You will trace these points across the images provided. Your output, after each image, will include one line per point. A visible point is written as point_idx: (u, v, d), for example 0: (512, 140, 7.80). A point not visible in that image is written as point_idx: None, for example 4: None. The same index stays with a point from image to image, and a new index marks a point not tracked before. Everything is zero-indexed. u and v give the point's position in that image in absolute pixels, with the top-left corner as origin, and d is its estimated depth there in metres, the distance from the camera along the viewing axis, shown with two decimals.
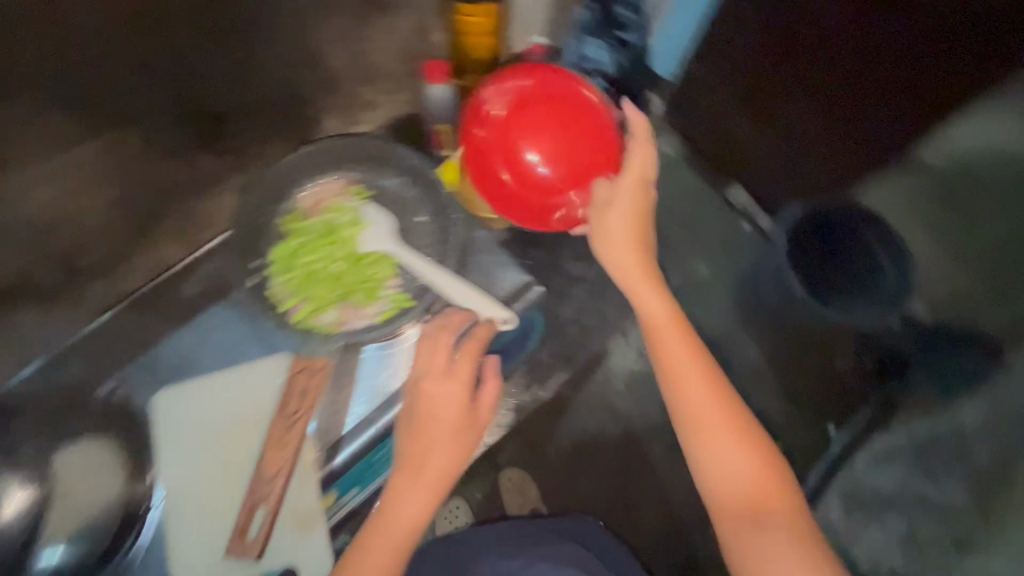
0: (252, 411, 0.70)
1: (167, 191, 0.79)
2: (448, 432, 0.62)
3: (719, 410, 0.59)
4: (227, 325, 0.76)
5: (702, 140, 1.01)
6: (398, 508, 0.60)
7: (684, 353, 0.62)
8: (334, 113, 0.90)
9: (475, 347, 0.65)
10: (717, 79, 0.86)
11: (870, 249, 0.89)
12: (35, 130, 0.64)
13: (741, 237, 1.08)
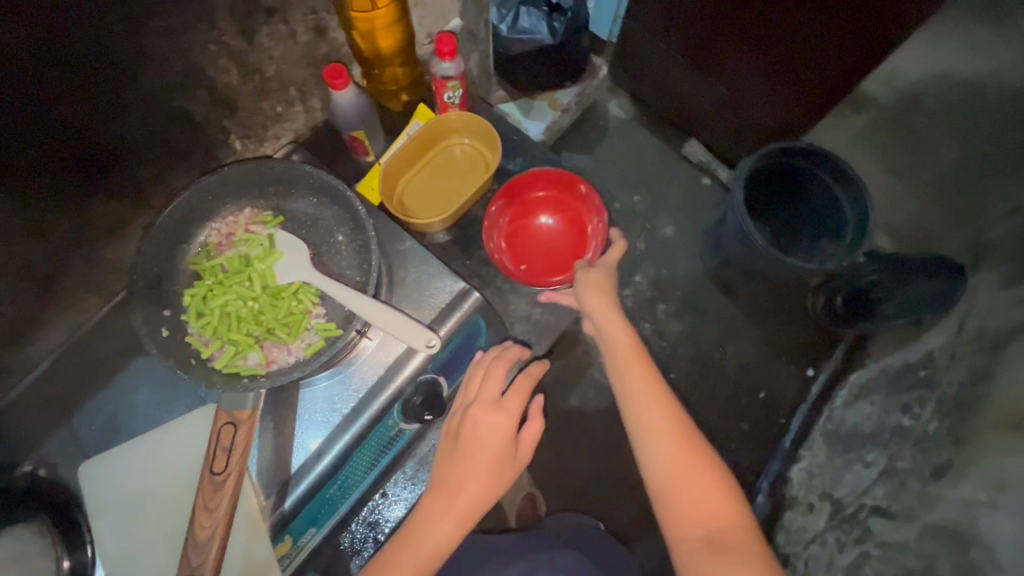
0: (182, 472, 0.64)
1: (75, 249, 0.72)
2: (487, 461, 0.67)
3: (677, 435, 0.64)
4: (151, 380, 0.72)
5: (655, 103, 1.20)
6: (432, 531, 0.64)
7: (643, 380, 0.69)
8: (240, 133, 0.85)
9: (527, 382, 0.71)
10: (666, 59, 1.06)
11: (838, 201, 0.99)
12: None
13: (705, 191, 1.22)
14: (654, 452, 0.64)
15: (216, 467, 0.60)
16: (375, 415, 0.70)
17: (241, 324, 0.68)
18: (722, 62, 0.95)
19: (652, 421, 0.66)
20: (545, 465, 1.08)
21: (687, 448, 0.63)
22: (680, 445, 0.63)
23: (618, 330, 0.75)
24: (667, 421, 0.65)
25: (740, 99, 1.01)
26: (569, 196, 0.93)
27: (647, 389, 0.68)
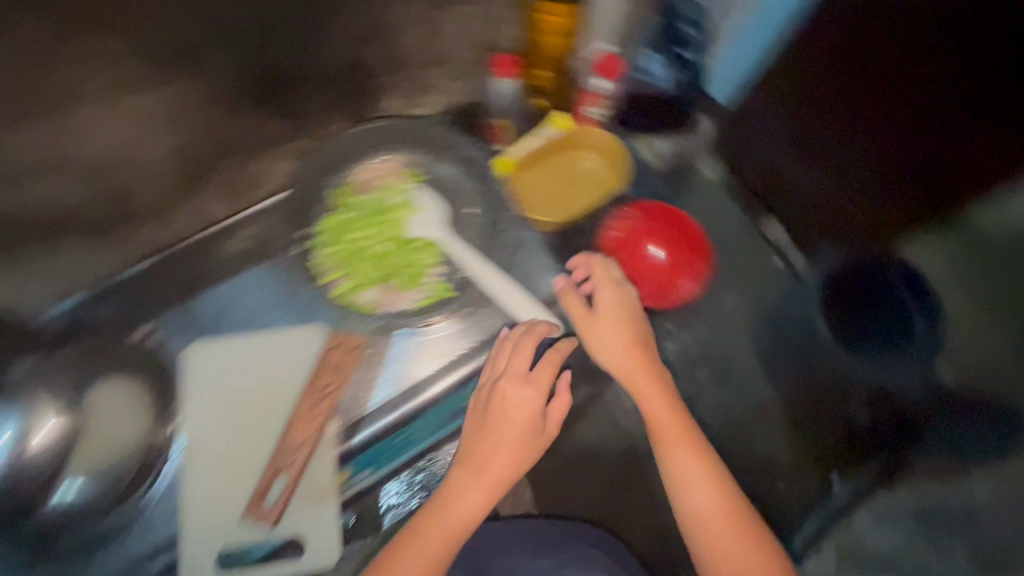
0: (279, 374, 0.70)
1: (224, 144, 0.78)
2: (514, 437, 0.62)
3: (706, 471, 0.62)
4: (263, 287, 0.76)
5: (742, 169, 0.90)
6: (462, 506, 0.60)
7: (675, 427, 0.65)
8: (396, 93, 0.87)
9: (555, 357, 0.66)
10: (728, 154, 0.91)
11: (903, 303, 0.73)
12: (98, 54, 0.63)
13: (767, 274, 0.91)
14: (683, 498, 0.62)
15: (322, 377, 0.69)
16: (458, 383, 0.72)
17: (366, 261, 0.72)
18: (822, 147, 0.75)
19: (680, 461, 0.63)
20: None
21: (712, 484, 0.61)
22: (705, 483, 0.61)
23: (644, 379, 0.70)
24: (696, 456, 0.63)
25: (784, 211, 0.88)
26: (685, 258, 0.87)
27: (673, 421, 0.66)
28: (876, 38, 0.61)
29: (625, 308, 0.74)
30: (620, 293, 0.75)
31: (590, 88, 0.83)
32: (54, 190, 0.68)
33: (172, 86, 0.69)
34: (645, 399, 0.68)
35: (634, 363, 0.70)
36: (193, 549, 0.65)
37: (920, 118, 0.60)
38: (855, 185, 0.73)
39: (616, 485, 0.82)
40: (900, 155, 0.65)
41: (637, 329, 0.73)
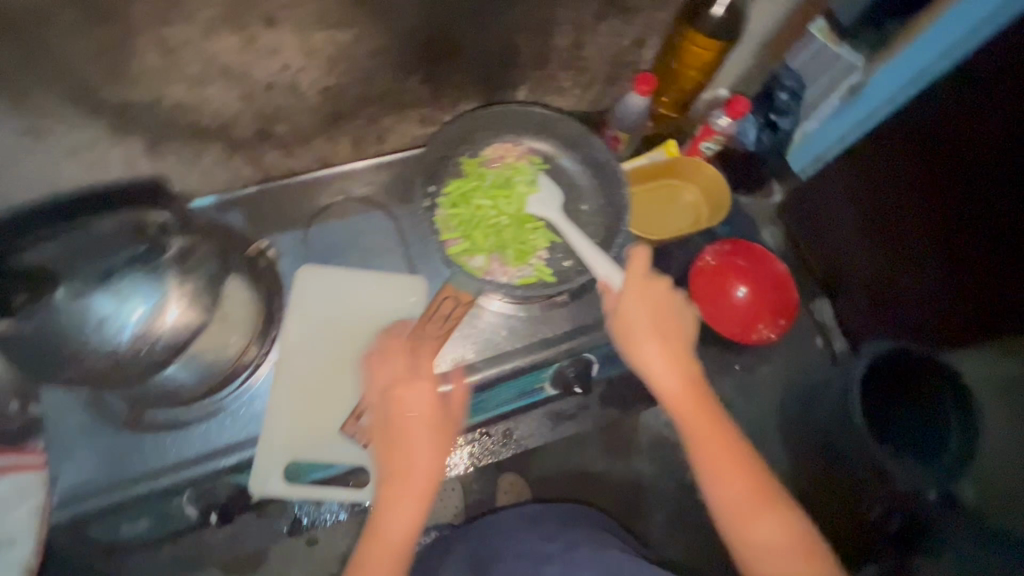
0: (380, 315, 0.74)
1: (372, 96, 0.84)
2: (417, 435, 0.63)
3: (738, 464, 0.60)
4: (377, 230, 0.81)
5: (808, 250, 1.24)
6: (393, 514, 0.61)
7: (704, 415, 0.62)
8: (529, 84, 0.94)
9: (423, 352, 0.67)
10: (825, 223, 1.19)
11: (944, 412, 1.02)
12: (310, 6, 0.66)
13: (813, 349, 1.23)
14: (713, 484, 0.60)
15: (431, 325, 0.69)
16: (538, 364, 0.77)
17: (482, 229, 0.76)
18: (901, 248, 1.03)
19: (709, 458, 0.60)
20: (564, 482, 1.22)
21: (739, 475, 0.59)
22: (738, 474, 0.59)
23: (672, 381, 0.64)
24: (722, 450, 0.61)
25: (836, 268, 1.20)
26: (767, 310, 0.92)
27: (697, 413, 0.62)
28: (908, 176, 0.98)
29: (646, 290, 0.67)
30: (641, 281, 0.68)
31: (715, 125, 0.97)
32: (220, 96, 0.74)
33: (353, 38, 0.73)
34: (677, 393, 0.64)
35: (664, 356, 0.65)
36: (271, 456, 0.67)
37: (947, 230, 0.93)
38: (960, 254, 0.91)
39: (604, 452, 1.25)
40: (925, 248, 0.98)
41: (669, 317, 0.67)
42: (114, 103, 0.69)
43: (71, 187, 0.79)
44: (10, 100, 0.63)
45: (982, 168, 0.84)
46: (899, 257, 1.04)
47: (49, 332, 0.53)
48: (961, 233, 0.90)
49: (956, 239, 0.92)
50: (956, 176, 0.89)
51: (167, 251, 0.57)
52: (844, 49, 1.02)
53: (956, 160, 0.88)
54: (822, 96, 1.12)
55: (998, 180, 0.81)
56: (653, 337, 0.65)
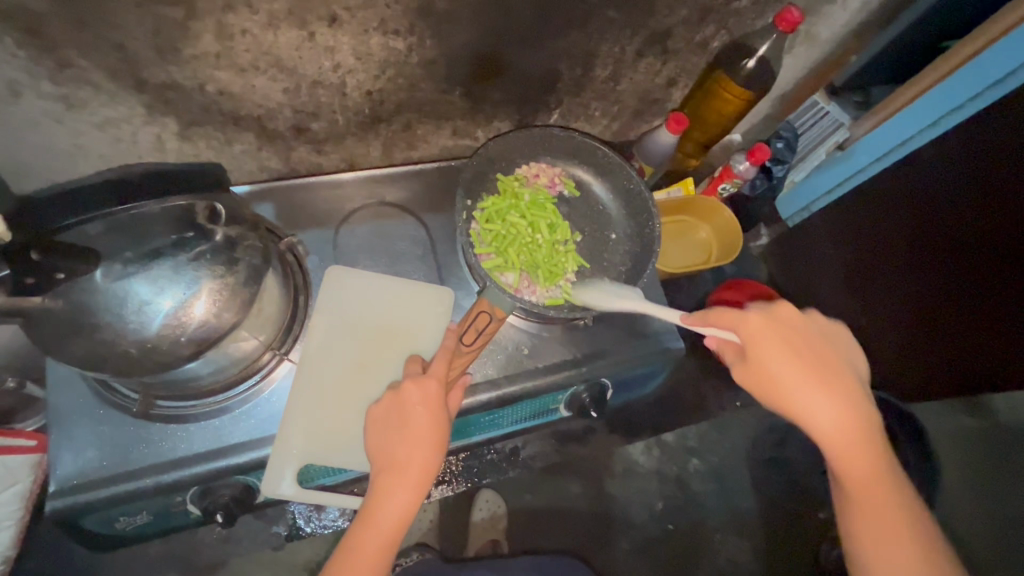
0: (406, 322, 0.73)
1: (415, 108, 0.83)
2: (420, 429, 0.60)
3: (920, 560, 0.52)
4: (409, 240, 0.82)
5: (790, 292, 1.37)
6: (389, 505, 0.60)
7: (869, 479, 0.53)
8: (563, 111, 0.95)
9: (447, 346, 0.65)
10: (809, 269, 1.25)
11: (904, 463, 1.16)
12: (372, 11, 0.65)
13: None
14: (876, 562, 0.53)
15: (465, 340, 0.66)
16: (557, 385, 0.77)
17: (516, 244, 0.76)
18: (877, 294, 1.10)
19: (878, 551, 0.53)
20: (541, 504, 1.22)
21: (916, 545, 0.52)
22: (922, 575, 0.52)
23: (847, 456, 0.53)
24: (893, 536, 0.53)
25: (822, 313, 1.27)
26: None
27: (873, 494, 0.53)
28: (885, 229, 1.04)
29: (801, 341, 0.55)
30: (808, 333, 0.56)
31: (736, 168, 1.02)
32: (267, 93, 0.72)
33: (408, 48, 0.72)
34: (852, 468, 0.53)
35: (841, 426, 0.53)
36: (283, 459, 0.65)
37: (924, 281, 0.97)
38: (931, 304, 0.98)
39: (588, 477, 1.24)
40: (905, 296, 1.03)
41: (843, 373, 0.55)
42: (156, 84, 0.67)
43: (93, 160, 0.76)
44: (53, 68, 0.61)
45: (948, 237, 0.90)
46: (879, 304, 1.11)
47: (75, 313, 0.51)
48: (934, 284, 0.95)
49: (932, 290, 0.96)
50: (924, 226, 0.94)
51: (213, 240, 0.56)
52: (834, 106, 1.11)
53: (927, 231, 0.94)
54: (810, 150, 1.17)
55: (964, 250, 0.88)
56: (828, 402, 0.53)
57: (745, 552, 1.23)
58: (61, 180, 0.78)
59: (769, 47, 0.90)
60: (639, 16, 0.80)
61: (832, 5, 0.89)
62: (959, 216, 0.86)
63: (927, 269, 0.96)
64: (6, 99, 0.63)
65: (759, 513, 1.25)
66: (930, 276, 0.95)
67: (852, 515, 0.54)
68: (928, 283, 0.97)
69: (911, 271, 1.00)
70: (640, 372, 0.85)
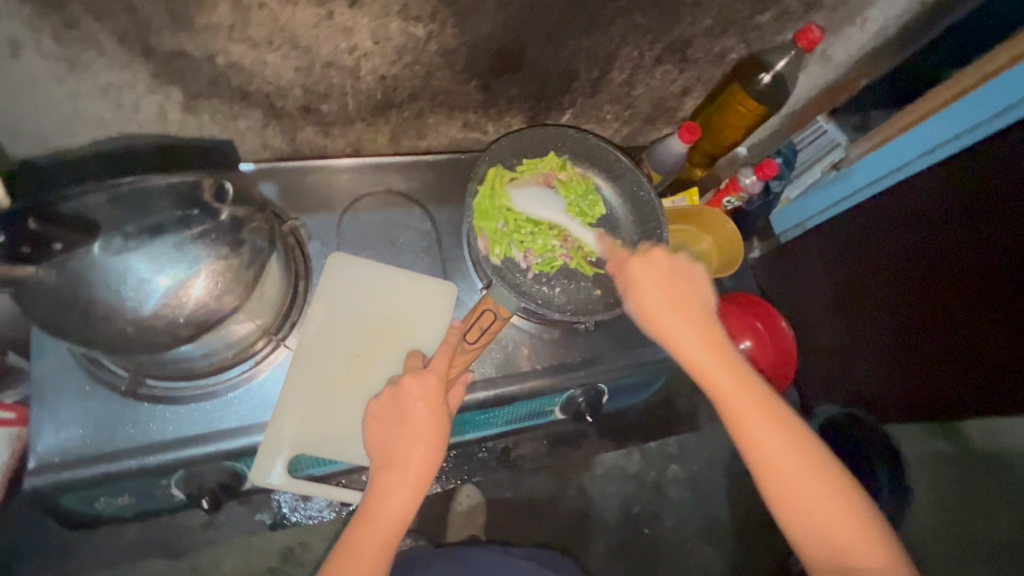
0: (407, 316, 0.72)
1: (428, 97, 0.81)
2: (419, 428, 0.60)
3: (802, 466, 0.57)
4: (414, 230, 0.81)
5: None
6: (388, 505, 0.59)
7: (745, 394, 0.58)
8: (576, 112, 0.94)
9: (450, 346, 0.64)
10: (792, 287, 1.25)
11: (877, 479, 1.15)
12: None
13: None
14: (764, 478, 0.57)
15: (470, 338, 0.65)
16: (555, 387, 0.76)
17: (533, 221, 0.75)
18: (862, 319, 1.10)
19: (771, 459, 0.57)
20: (521, 502, 1.22)
21: (794, 450, 0.57)
22: (808, 476, 0.57)
23: (716, 373, 0.59)
24: (777, 448, 0.57)
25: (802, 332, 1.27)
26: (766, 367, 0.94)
27: (752, 411, 0.58)
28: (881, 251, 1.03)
29: (676, 280, 0.63)
30: (669, 269, 0.64)
31: (742, 182, 1.02)
32: (280, 72, 0.70)
33: (428, 36, 0.70)
34: (729, 398, 0.59)
35: (703, 347, 0.60)
36: (272, 449, 0.64)
37: (913, 309, 0.97)
38: (916, 331, 0.98)
39: (568, 478, 1.24)
40: (889, 320, 1.03)
41: (701, 305, 0.63)
42: (165, 51, 0.64)
43: (90, 124, 0.73)
44: (57, 26, 0.59)
45: (936, 272, 0.92)
46: (857, 321, 1.11)
47: (71, 285, 0.50)
48: (923, 312, 0.95)
49: (921, 320, 0.96)
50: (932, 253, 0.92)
51: (219, 219, 0.54)
52: (831, 125, 1.10)
53: (933, 260, 0.92)
54: (806, 167, 1.16)
55: (969, 286, 0.87)
56: (691, 332, 0.61)
57: (718, 560, 1.24)
58: (52, 142, 0.75)
59: (787, 64, 0.90)
60: (662, 23, 0.79)
61: (852, 27, 0.89)
62: (953, 252, 0.88)
63: (920, 297, 0.95)
64: (4, 54, 0.60)
65: (734, 522, 1.26)
66: (922, 305, 0.95)
67: (740, 433, 0.58)
68: (916, 311, 0.97)
69: (901, 299, 0.99)
70: (637, 380, 0.85)
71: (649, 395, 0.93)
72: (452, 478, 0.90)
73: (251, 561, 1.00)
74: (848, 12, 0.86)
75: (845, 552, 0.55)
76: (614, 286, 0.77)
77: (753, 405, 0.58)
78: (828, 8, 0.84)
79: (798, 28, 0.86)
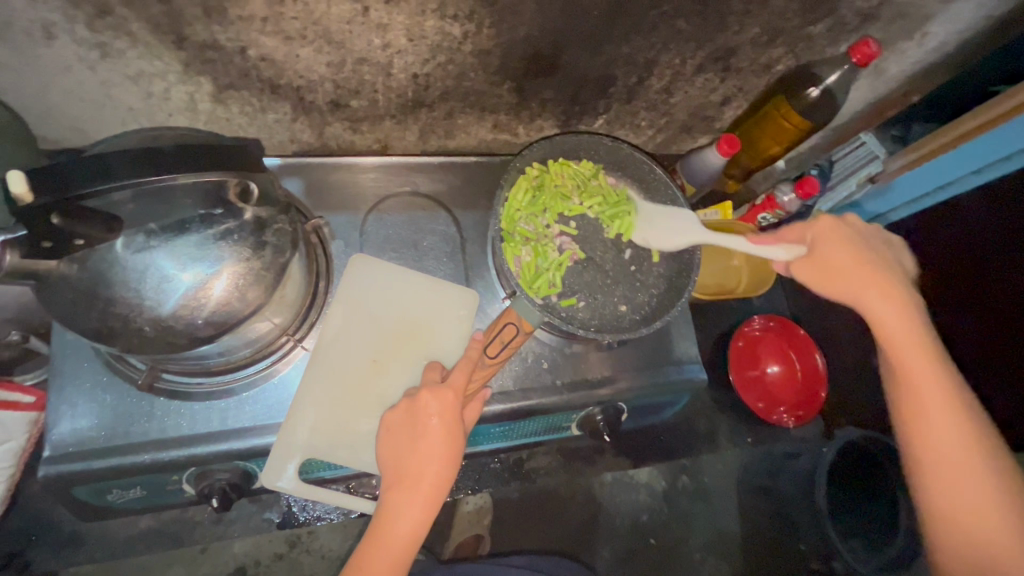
0: (428, 325, 0.70)
1: (459, 97, 0.79)
2: (433, 444, 0.59)
3: (952, 420, 0.62)
4: (438, 233, 0.79)
5: None
6: (399, 520, 0.59)
7: (924, 357, 0.63)
8: (610, 118, 0.91)
9: (470, 362, 0.63)
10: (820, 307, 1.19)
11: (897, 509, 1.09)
12: None
13: None
14: (911, 422, 0.64)
15: (489, 352, 0.63)
16: (573, 403, 0.74)
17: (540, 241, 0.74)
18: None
19: (935, 441, 0.62)
20: (531, 505, 1.20)
21: (962, 423, 0.62)
22: (980, 478, 0.61)
23: (887, 322, 0.64)
24: (928, 398, 0.63)
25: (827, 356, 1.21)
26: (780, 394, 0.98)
27: (949, 429, 0.62)
28: None
29: (865, 250, 0.67)
30: (876, 256, 0.67)
31: (780, 199, 0.97)
32: (310, 67, 0.68)
33: (463, 35, 0.68)
34: (893, 345, 0.64)
35: (908, 340, 0.63)
36: (283, 454, 0.63)
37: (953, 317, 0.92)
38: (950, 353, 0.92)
39: (579, 485, 1.22)
40: None
41: (887, 270, 0.66)
42: (197, 42, 0.63)
43: (121, 110, 0.73)
44: (91, 13, 0.58)
45: None
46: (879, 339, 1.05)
47: (92, 282, 0.50)
48: None
49: None
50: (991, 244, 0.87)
51: (241, 220, 0.53)
52: (872, 136, 1.03)
53: None
54: (841, 180, 1.09)
55: None
56: (874, 288, 0.64)
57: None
58: (84, 127, 0.75)
59: (838, 78, 0.85)
60: (708, 30, 0.75)
61: (910, 41, 0.84)
62: None
63: None
64: (38, 39, 0.60)
65: (747, 544, 1.22)
66: None
67: (906, 391, 0.64)
68: None
69: None
70: (657, 402, 0.83)
71: (669, 415, 0.91)
72: (460, 488, 0.87)
73: (260, 547, 1.01)
74: (906, 26, 0.81)
75: (970, 519, 0.61)
76: (640, 304, 0.75)
77: (922, 357, 0.63)
78: (885, 21, 0.79)
79: (852, 41, 0.81)
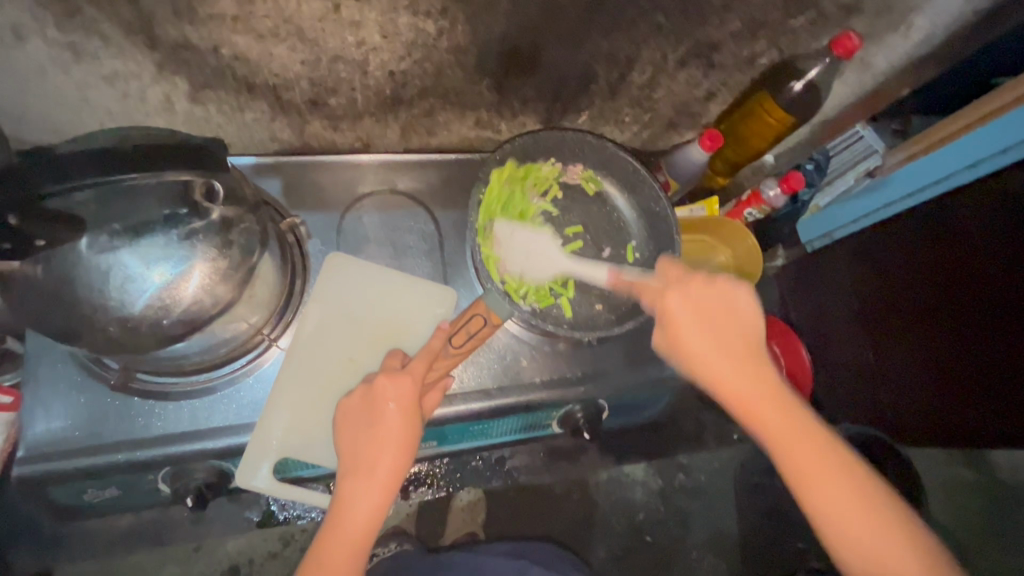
0: (401, 323, 0.70)
1: (439, 94, 0.79)
2: (391, 431, 0.59)
3: (845, 490, 0.54)
4: (417, 231, 0.79)
5: None
6: (359, 506, 0.59)
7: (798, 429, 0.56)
8: (594, 115, 0.91)
9: (433, 349, 0.63)
10: None
11: None
12: None
13: None
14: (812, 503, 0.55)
15: (455, 342, 0.64)
16: (553, 401, 0.74)
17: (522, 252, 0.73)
18: (880, 336, 1.00)
19: (835, 520, 0.54)
20: (523, 503, 1.20)
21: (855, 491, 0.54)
22: (888, 546, 0.53)
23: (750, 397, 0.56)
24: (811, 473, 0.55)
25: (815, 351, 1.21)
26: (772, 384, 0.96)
27: (845, 502, 0.54)
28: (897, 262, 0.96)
29: (711, 316, 0.58)
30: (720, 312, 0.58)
31: (765, 195, 0.96)
32: (284, 66, 0.68)
33: (437, 32, 0.68)
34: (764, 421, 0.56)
35: (776, 413, 0.56)
36: (254, 449, 0.63)
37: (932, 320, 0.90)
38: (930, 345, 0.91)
39: (572, 483, 1.22)
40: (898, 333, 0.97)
41: (736, 331, 0.58)
42: (169, 41, 0.63)
43: (98, 110, 0.72)
44: (61, 14, 0.58)
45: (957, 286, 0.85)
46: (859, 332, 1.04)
47: (58, 284, 0.50)
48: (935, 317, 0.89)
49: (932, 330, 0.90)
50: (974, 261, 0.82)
51: (208, 220, 0.53)
52: (869, 131, 1.00)
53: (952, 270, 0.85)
54: (839, 173, 1.07)
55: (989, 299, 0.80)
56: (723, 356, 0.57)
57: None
58: (63, 128, 0.74)
59: (821, 72, 0.85)
60: (688, 24, 0.75)
61: (895, 34, 0.83)
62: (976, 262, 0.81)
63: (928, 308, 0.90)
64: (9, 40, 0.60)
65: (739, 540, 1.22)
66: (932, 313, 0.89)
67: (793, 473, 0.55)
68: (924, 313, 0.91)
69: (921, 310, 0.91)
70: (640, 400, 0.82)
71: (653, 412, 0.90)
72: (443, 486, 0.88)
73: (253, 546, 1.01)
74: (890, 18, 0.80)
75: None
76: (618, 303, 0.75)
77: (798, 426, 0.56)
78: (869, 14, 0.78)
79: (834, 34, 0.80)
